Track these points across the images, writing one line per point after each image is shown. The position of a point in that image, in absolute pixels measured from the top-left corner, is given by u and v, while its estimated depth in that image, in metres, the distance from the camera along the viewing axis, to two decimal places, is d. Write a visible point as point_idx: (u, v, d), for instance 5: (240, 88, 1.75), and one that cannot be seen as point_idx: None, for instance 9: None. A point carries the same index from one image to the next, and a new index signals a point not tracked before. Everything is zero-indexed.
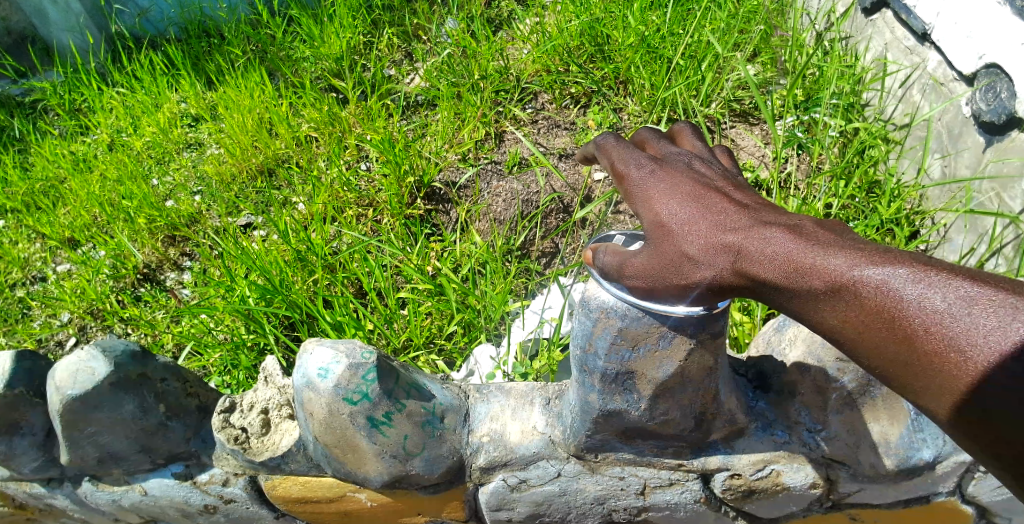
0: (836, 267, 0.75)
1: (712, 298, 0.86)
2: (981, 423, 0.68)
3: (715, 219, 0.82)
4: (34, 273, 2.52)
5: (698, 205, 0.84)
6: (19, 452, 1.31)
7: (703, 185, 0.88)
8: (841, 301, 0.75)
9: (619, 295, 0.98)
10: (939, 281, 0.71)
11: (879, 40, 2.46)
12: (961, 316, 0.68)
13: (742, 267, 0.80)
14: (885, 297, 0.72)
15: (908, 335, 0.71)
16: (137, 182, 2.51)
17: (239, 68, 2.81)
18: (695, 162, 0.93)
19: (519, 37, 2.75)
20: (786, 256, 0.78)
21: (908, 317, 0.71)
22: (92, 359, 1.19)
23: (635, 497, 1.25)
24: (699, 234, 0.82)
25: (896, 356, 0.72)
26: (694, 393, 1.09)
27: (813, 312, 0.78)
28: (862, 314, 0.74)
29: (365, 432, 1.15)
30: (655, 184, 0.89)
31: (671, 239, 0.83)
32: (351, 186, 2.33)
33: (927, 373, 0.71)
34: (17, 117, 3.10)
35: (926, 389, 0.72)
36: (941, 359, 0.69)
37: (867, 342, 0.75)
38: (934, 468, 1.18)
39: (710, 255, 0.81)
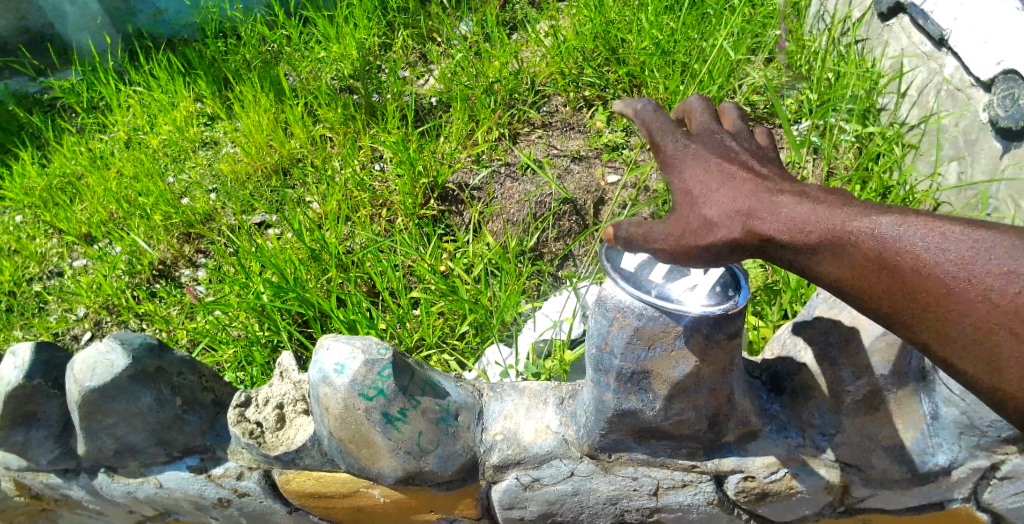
0: (840, 221, 0.78)
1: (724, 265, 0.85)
2: (974, 352, 0.73)
3: (734, 187, 0.83)
4: (51, 268, 2.54)
5: (719, 173, 0.85)
6: (36, 442, 1.32)
7: (728, 159, 0.87)
8: (845, 253, 0.78)
9: (638, 294, 0.98)
10: (930, 228, 0.76)
11: (895, 45, 2.45)
12: (951, 254, 0.74)
13: (754, 228, 0.80)
14: (886, 245, 0.76)
15: (907, 279, 0.75)
16: (153, 179, 2.54)
17: (255, 67, 2.83)
18: (729, 142, 0.90)
19: (534, 39, 2.76)
20: (796, 218, 0.80)
21: (906, 260, 0.75)
22: (110, 352, 1.21)
23: (647, 498, 1.24)
24: (718, 200, 0.82)
25: (894, 300, 0.77)
26: (709, 393, 1.09)
27: (819, 270, 0.80)
28: (864, 264, 0.77)
29: (380, 428, 1.15)
30: (681, 154, 0.88)
31: (692, 205, 0.83)
32: (365, 187, 2.35)
33: (923, 312, 0.75)
34: (36, 114, 3.14)
35: (920, 328, 0.76)
36: (933, 297, 0.74)
37: (867, 290, 0.78)
38: (949, 474, 1.15)
39: (725, 219, 0.81)
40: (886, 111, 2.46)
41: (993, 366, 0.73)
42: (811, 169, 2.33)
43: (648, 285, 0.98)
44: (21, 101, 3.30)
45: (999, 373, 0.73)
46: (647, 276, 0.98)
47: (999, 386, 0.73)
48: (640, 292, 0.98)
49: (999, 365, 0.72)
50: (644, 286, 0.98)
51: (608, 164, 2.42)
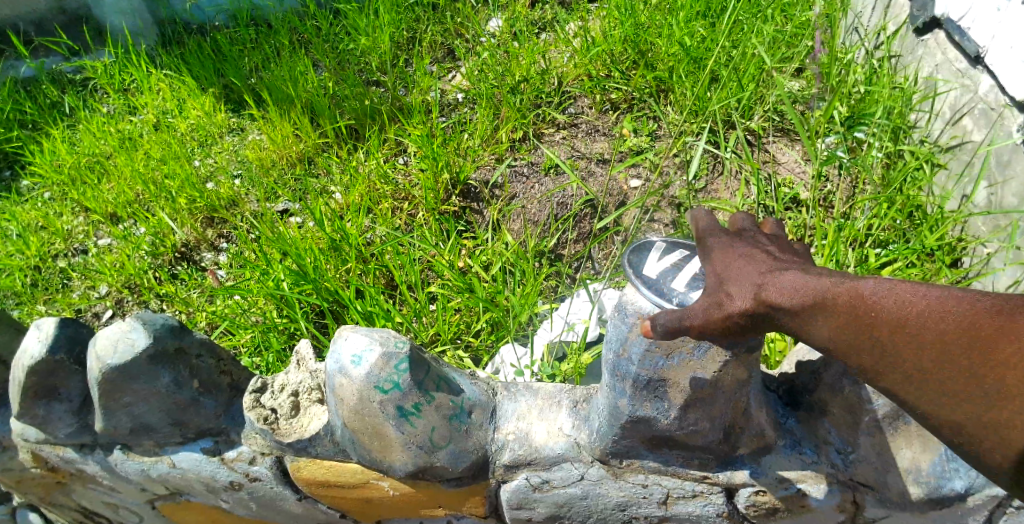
0: (833, 285, 0.81)
1: (742, 334, 0.87)
2: (962, 397, 0.76)
3: (754, 262, 0.86)
4: (76, 245, 2.58)
5: (742, 251, 0.89)
6: (57, 416, 1.35)
7: (753, 244, 0.91)
8: (839, 314, 0.81)
9: (657, 299, 0.98)
10: (909, 286, 0.80)
11: (930, 62, 2.42)
12: (932, 306, 0.77)
13: (766, 293, 0.82)
14: (881, 302, 0.79)
15: (892, 334, 0.79)
16: (180, 162, 2.57)
17: (285, 55, 2.85)
18: (759, 236, 0.93)
19: (562, 40, 2.75)
20: (805, 287, 0.82)
21: (890, 316, 0.79)
22: (133, 331, 1.23)
23: (656, 507, 1.22)
24: (743, 274, 0.85)
25: (899, 351, 0.79)
26: (725, 405, 1.09)
27: (825, 332, 0.82)
28: (852, 323, 0.80)
29: (394, 422, 1.16)
30: (711, 239, 0.92)
31: (716, 278, 0.87)
32: (388, 180, 2.37)
33: (908, 364, 0.79)
34: (68, 93, 3.18)
35: (906, 379, 0.80)
36: (935, 344, 0.76)
37: (857, 349, 0.81)
38: (965, 500, 1.11)
39: (744, 285, 0.84)
40: (917, 129, 2.43)
41: (978, 411, 0.75)
42: (837, 183, 2.30)
43: (668, 289, 0.98)
44: (55, 79, 3.35)
45: (984, 417, 0.75)
46: (669, 280, 0.99)
47: (984, 430, 0.76)
48: (658, 297, 0.98)
49: (984, 408, 0.75)
50: (665, 293, 0.98)
51: (632, 168, 2.41)
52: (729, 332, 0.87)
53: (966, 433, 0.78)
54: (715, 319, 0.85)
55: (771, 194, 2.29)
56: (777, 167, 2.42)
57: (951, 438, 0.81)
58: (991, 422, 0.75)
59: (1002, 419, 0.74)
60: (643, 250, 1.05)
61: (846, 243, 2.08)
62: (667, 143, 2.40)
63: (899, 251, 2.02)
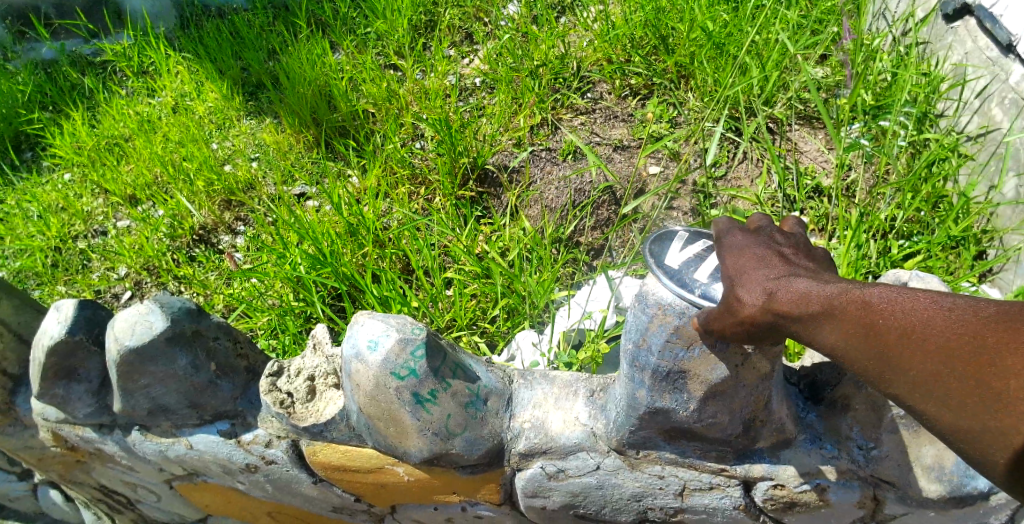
0: (841, 294, 0.81)
1: (759, 337, 0.88)
2: (972, 406, 0.72)
3: (767, 266, 0.85)
4: (96, 227, 2.60)
5: (755, 253, 0.88)
6: (76, 396, 1.36)
7: (770, 244, 0.89)
8: (848, 322, 0.80)
9: (680, 290, 0.97)
10: (917, 296, 0.78)
11: (959, 49, 2.36)
12: (937, 314, 0.76)
13: (775, 301, 0.82)
14: (890, 311, 0.78)
15: (897, 342, 0.77)
16: (197, 145, 2.58)
17: (302, 38, 2.83)
18: (776, 236, 0.91)
19: (582, 23, 2.71)
20: (817, 294, 0.81)
21: (894, 323, 0.77)
22: (151, 314, 1.23)
23: (672, 498, 1.21)
24: (755, 280, 0.85)
25: (908, 358, 0.76)
26: (746, 398, 1.07)
27: (837, 339, 0.81)
28: (856, 330, 0.79)
29: (410, 408, 1.16)
30: (728, 239, 0.92)
31: (729, 283, 0.88)
32: (405, 163, 2.36)
33: (912, 370, 0.76)
34: (88, 75, 3.19)
35: (912, 386, 0.77)
36: (944, 349, 0.74)
37: (865, 357, 0.80)
38: (988, 499, 1.10)
39: (754, 292, 0.84)
40: (945, 117, 2.37)
41: (984, 419, 0.71)
42: (861, 172, 2.26)
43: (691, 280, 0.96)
44: (74, 62, 3.36)
45: (991, 426, 0.71)
46: (691, 270, 0.97)
47: (991, 438, 0.71)
48: (681, 288, 0.97)
49: (989, 416, 0.70)
50: (688, 284, 0.97)
51: (651, 155, 2.38)
52: (745, 337, 0.89)
53: (973, 442, 0.73)
54: (728, 324, 0.88)
55: (793, 183, 2.25)
56: (799, 156, 2.38)
57: (965, 453, 0.76)
58: (997, 431, 0.70)
59: (1008, 426, 0.69)
60: (663, 236, 1.03)
61: (869, 234, 2.05)
62: (687, 129, 2.37)
63: (923, 242, 1.98)
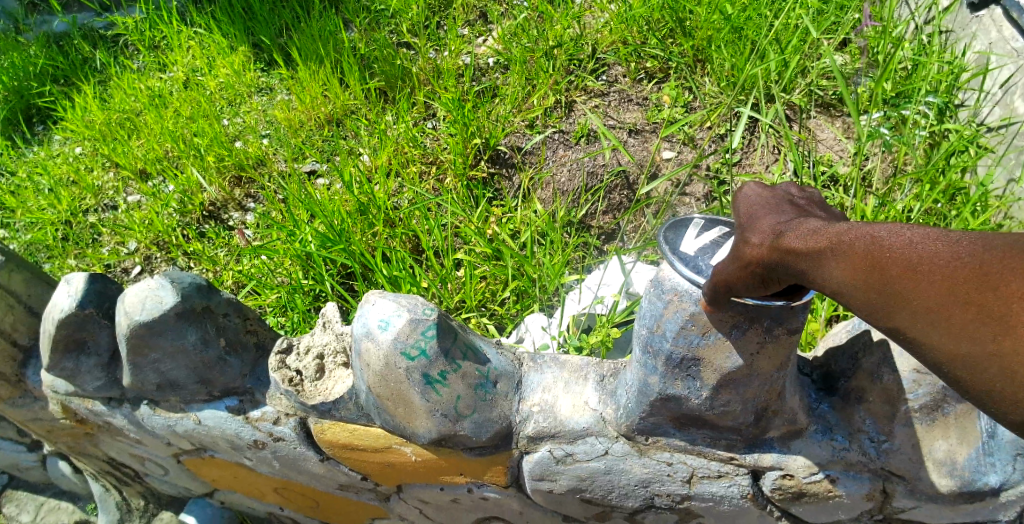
0: (847, 228, 0.76)
1: (766, 288, 0.85)
2: (977, 336, 0.67)
3: (778, 215, 0.85)
4: (106, 201, 2.59)
5: (768, 207, 0.88)
6: (86, 369, 1.36)
7: (784, 201, 0.89)
8: (852, 258, 0.75)
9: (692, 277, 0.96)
10: (922, 228, 0.73)
11: (983, 38, 2.33)
12: (941, 243, 0.70)
13: (782, 239, 0.80)
14: (892, 243, 0.73)
15: (900, 274, 0.72)
16: (209, 121, 2.57)
17: (315, 14, 2.80)
18: (793, 192, 0.92)
19: (598, 4, 2.67)
20: (823, 231, 0.78)
21: (898, 254, 0.72)
22: (161, 289, 1.23)
23: (680, 485, 1.21)
24: (764, 225, 0.84)
25: (910, 291, 0.71)
26: (760, 387, 1.06)
27: (840, 277, 0.76)
28: (860, 265, 0.74)
29: (419, 389, 1.15)
30: (742, 199, 0.93)
31: (740, 233, 0.88)
32: (417, 143, 2.34)
33: (915, 302, 0.71)
34: (100, 49, 3.18)
35: (913, 319, 0.72)
36: (948, 279, 0.68)
37: (867, 293, 0.75)
38: (998, 495, 1.09)
39: (762, 235, 0.83)
40: (965, 107, 2.33)
41: (990, 350, 0.67)
42: (879, 161, 2.23)
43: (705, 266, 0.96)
44: (86, 35, 3.34)
45: (996, 355, 0.67)
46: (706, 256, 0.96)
47: (996, 368, 0.67)
48: (695, 274, 0.96)
49: (995, 345, 0.66)
50: (703, 271, 0.96)
51: (665, 139, 2.36)
52: (752, 286, 0.86)
53: (977, 373, 0.69)
54: (735, 271, 0.86)
55: (809, 171, 2.23)
56: (816, 144, 2.34)
57: (966, 387, 0.72)
58: (1002, 360, 0.66)
59: (1012, 354, 0.65)
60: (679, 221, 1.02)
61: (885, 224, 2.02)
62: (702, 114, 2.33)
63: None
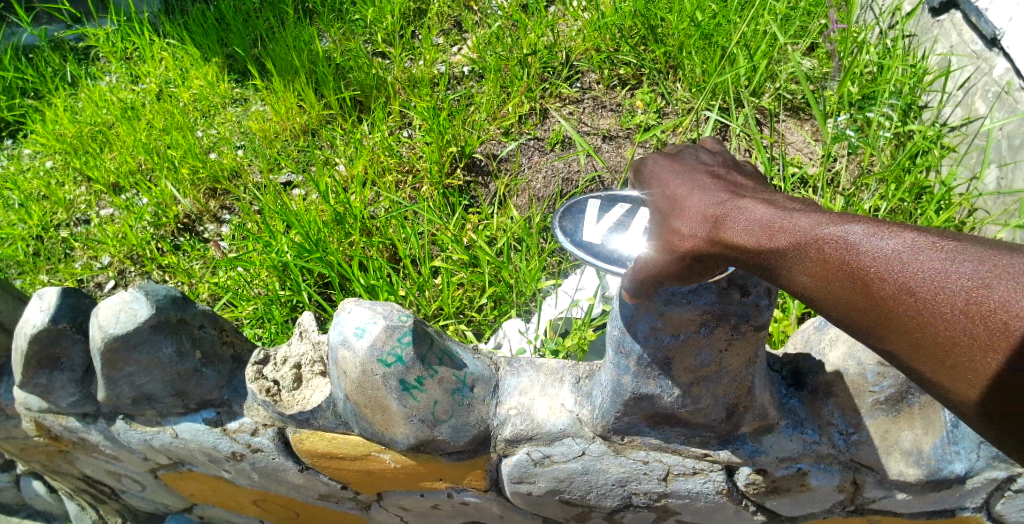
0: (802, 223, 0.74)
1: (700, 277, 0.84)
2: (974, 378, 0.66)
3: (707, 195, 0.82)
4: (79, 215, 2.57)
5: (687, 181, 0.85)
6: (59, 386, 1.35)
7: (697, 170, 0.87)
8: (822, 266, 0.73)
9: (608, 267, 0.96)
10: (902, 233, 0.70)
11: (944, 41, 2.41)
12: (937, 272, 0.66)
13: (720, 232, 0.78)
14: (872, 259, 0.70)
15: (886, 296, 0.69)
16: (182, 132, 2.56)
17: (288, 25, 2.80)
18: (701, 155, 0.91)
19: (571, 12, 2.70)
20: (769, 223, 0.76)
21: (883, 275, 0.69)
22: (135, 302, 1.22)
23: (656, 483, 1.23)
24: (693, 209, 0.81)
25: (898, 316, 0.69)
26: (730, 384, 1.09)
27: (803, 279, 0.76)
28: (832, 274, 0.73)
29: (396, 395, 1.16)
30: (655, 172, 0.90)
31: (663, 218, 0.85)
32: (393, 152, 2.35)
33: (907, 320, 0.69)
34: (70, 61, 3.15)
35: (903, 341, 0.70)
36: (943, 315, 0.66)
37: (842, 303, 0.74)
38: (963, 482, 1.14)
39: (693, 223, 0.80)
40: (928, 109, 2.41)
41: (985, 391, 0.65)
42: (845, 163, 2.29)
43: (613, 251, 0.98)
44: (56, 48, 3.30)
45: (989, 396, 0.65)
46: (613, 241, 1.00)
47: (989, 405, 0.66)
48: (608, 260, 0.97)
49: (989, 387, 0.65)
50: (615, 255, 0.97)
51: (638, 143, 2.38)
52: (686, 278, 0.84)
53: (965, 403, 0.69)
54: (665, 262, 0.83)
55: (779, 173, 2.27)
56: (786, 147, 2.39)
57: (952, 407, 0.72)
58: (996, 402, 0.65)
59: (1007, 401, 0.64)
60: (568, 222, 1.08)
61: None
62: (674, 119, 2.37)
63: None
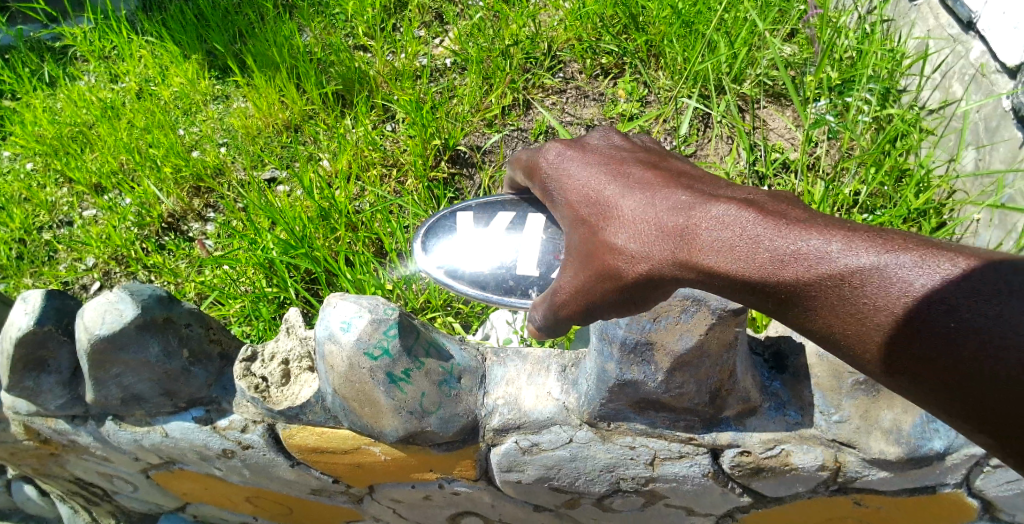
0: (760, 236, 0.78)
1: (646, 297, 0.91)
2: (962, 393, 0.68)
3: (662, 214, 0.87)
4: (61, 217, 2.55)
5: (611, 191, 0.94)
6: (47, 388, 1.35)
7: (639, 183, 0.92)
8: (797, 287, 0.77)
9: (507, 297, 1.17)
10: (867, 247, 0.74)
11: (922, 25, 2.43)
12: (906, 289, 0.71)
13: (686, 255, 0.83)
14: (847, 279, 0.74)
15: (864, 315, 0.73)
16: (164, 131, 2.53)
17: (268, 20, 2.78)
18: (638, 165, 0.97)
19: (552, 2, 2.70)
20: (733, 242, 0.80)
21: (860, 295, 0.73)
22: (120, 302, 1.22)
23: (643, 468, 1.24)
24: (651, 230, 0.87)
25: (879, 334, 0.73)
26: (711, 368, 1.11)
27: (778, 301, 0.79)
28: (810, 297, 0.76)
29: (383, 388, 1.17)
30: (596, 189, 0.96)
31: (617, 240, 0.90)
32: (376, 146, 2.34)
33: (888, 339, 0.72)
34: (48, 61, 3.11)
35: (889, 361, 0.73)
36: (916, 330, 0.70)
37: (825, 323, 0.77)
38: (943, 459, 1.17)
39: (651, 245, 0.86)
40: (907, 92, 2.44)
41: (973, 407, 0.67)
42: (826, 147, 2.31)
43: (505, 280, 1.18)
44: (32, 48, 3.26)
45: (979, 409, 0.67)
46: (499, 269, 1.20)
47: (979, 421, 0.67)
48: (505, 293, 1.18)
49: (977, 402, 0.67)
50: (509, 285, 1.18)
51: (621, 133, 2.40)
52: (627, 302, 0.92)
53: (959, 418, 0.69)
54: (622, 284, 0.89)
55: (761, 159, 2.29)
56: (767, 133, 2.41)
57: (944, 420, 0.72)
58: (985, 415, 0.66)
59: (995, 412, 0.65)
60: (441, 262, 1.26)
61: (833, 208, 2.09)
62: (656, 106, 2.38)
63: (884, 215, 2.03)
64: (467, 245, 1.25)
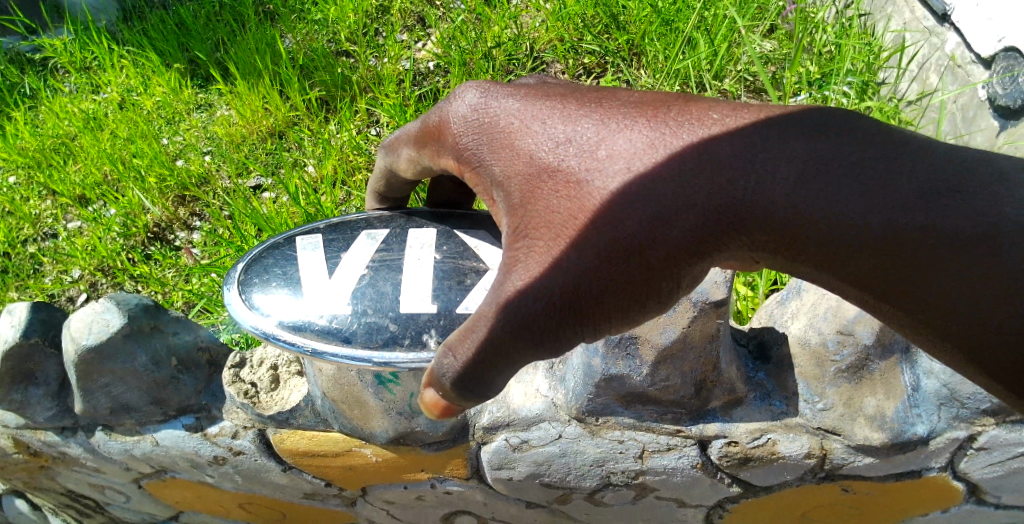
0: (805, 174, 0.70)
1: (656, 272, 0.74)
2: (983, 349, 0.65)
3: (675, 160, 0.74)
4: (45, 229, 2.53)
5: (586, 140, 0.77)
6: (35, 401, 1.34)
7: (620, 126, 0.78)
8: (857, 235, 0.68)
9: (384, 351, 0.99)
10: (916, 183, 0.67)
11: (898, 19, 2.47)
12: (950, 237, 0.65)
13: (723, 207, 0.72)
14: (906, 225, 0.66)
15: (913, 267, 0.66)
16: (147, 140, 2.52)
17: (250, 27, 2.78)
18: (593, 105, 0.82)
19: (533, 4, 2.72)
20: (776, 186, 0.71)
21: (912, 244, 0.66)
22: (106, 312, 1.22)
23: (633, 461, 1.26)
24: (670, 184, 0.73)
25: (920, 284, 0.66)
26: (695, 360, 1.13)
27: (833, 253, 0.69)
28: (869, 247, 0.67)
29: (372, 389, 1.17)
30: (565, 142, 0.78)
31: (623, 200, 0.73)
32: (361, 150, 2.35)
33: (929, 290, 0.66)
34: (28, 73, 3.08)
35: (923, 316, 0.67)
36: (954, 279, 0.65)
37: (870, 276, 0.68)
38: (926, 443, 1.19)
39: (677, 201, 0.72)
40: (884, 84, 2.48)
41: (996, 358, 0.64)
42: None
43: (379, 328, 1.01)
44: (12, 60, 3.24)
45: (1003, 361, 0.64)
46: (366, 314, 1.02)
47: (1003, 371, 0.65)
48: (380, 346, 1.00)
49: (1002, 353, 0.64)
50: (384, 335, 1.00)
51: None
52: (627, 280, 0.73)
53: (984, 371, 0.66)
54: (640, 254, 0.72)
55: None
56: None
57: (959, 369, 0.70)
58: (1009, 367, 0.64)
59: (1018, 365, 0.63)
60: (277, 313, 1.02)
61: None
62: None
63: None
64: (316, 289, 1.04)
